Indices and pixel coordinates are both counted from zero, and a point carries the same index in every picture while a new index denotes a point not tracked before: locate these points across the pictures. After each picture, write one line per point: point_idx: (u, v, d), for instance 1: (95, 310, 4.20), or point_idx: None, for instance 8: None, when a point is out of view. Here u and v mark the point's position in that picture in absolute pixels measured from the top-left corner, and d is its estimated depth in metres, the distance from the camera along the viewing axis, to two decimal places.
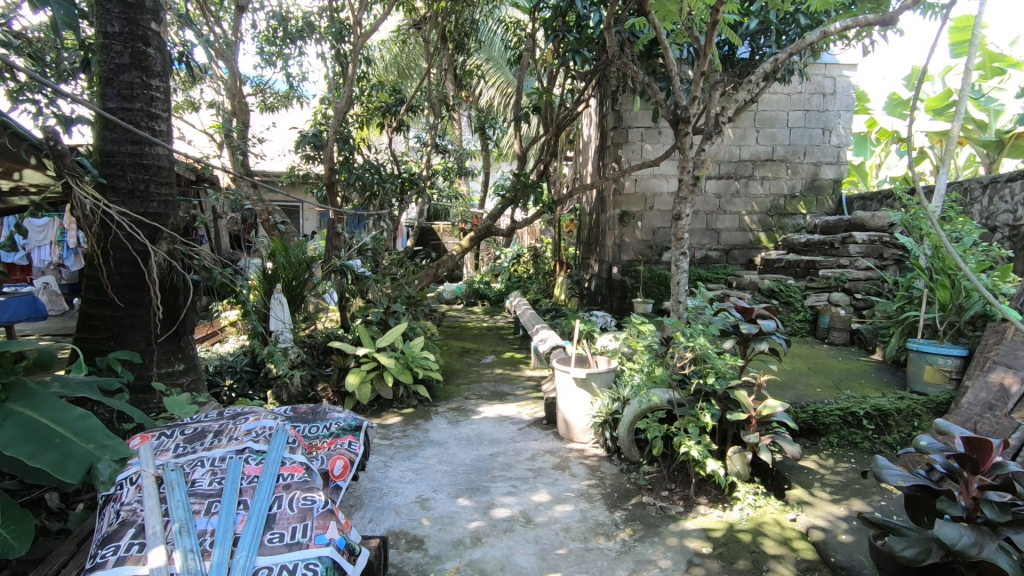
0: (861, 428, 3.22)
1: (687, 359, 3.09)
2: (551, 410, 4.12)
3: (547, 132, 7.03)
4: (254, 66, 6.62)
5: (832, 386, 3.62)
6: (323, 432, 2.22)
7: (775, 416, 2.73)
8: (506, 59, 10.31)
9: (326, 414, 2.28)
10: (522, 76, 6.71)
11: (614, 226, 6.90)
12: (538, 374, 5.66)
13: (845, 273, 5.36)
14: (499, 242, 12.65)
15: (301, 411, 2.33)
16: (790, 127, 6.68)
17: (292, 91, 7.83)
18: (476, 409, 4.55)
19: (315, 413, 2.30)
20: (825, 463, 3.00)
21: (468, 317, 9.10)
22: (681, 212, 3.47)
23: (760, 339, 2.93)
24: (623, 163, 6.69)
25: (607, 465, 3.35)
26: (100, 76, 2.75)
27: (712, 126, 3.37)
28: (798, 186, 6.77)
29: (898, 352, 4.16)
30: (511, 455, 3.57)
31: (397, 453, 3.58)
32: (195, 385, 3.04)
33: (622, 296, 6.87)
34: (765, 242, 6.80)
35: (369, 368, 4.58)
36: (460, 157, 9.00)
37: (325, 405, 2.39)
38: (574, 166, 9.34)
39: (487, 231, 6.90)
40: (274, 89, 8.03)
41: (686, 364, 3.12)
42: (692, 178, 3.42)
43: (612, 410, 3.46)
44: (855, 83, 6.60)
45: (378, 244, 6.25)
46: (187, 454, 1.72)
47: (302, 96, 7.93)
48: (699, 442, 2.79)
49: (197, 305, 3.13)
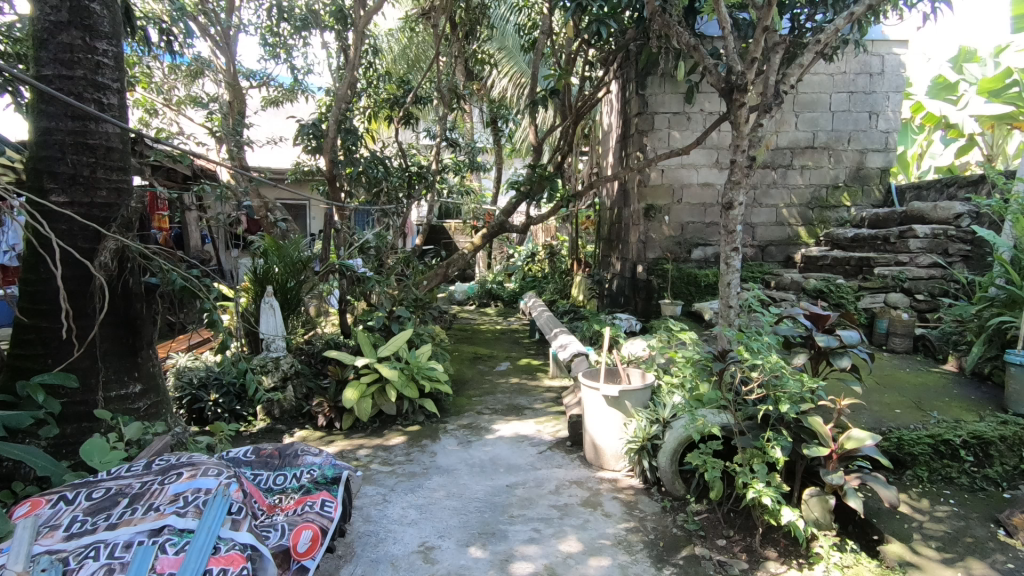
0: (956, 460, 2.65)
1: (753, 383, 2.51)
2: (577, 430, 3.60)
3: (565, 121, 6.50)
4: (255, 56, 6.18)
5: (914, 405, 3.06)
6: (292, 482, 2.13)
7: (862, 451, 2.20)
8: (520, 48, 9.82)
9: (297, 459, 2.22)
10: (537, 65, 6.15)
11: (638, 221, 6.34)
12: (558, 384, 5.13)
13: (904, 270, 4.75)
14: (512, 239, 12.16)
15: (265, 455, 2.25)
16: (832, 111, 6.08)
17: (295, 84, 7.41)
18: (491, 427, 4.03)
19: (282, 458, 2.23)
20: (919, 505, 2.44)
21: (480, 319, 8.57)
22: (733, 199, 2.91)
23: (841, 354, 2.40)
24: (649, 152, 6.13)
25: (646, 502, 2.84)
26: (33, 36, 2.26)
27: (775, 95, 2.79)
28: (842, 175, 6.15)
29: (979, 363, 3.60)
30: (531, 487, 3.04)
31: (399, 484, 3.08)
32: (155, 410, 2.52)
33: (648, 298, 6.34)
34: (805, 238, 6.20)
35: (369, 381, 4.07)
36: (471, 153, 8.50)
37: (295, 445, 2.32)
38: (593, 160, 8.77)
39: (500, 228, 6.43)
40: (277, 82, 7.59)
41: (752, 387, 2.54)
42: (747, 159, 2.86)
43: (650, 435, 2.97)
44: (905, 61, 5.99)
45: (382, 242, 5.75)
46: (82, 535, 1.39)
47: (306, 89, 7.51)
48: (769, 482, 2.24)
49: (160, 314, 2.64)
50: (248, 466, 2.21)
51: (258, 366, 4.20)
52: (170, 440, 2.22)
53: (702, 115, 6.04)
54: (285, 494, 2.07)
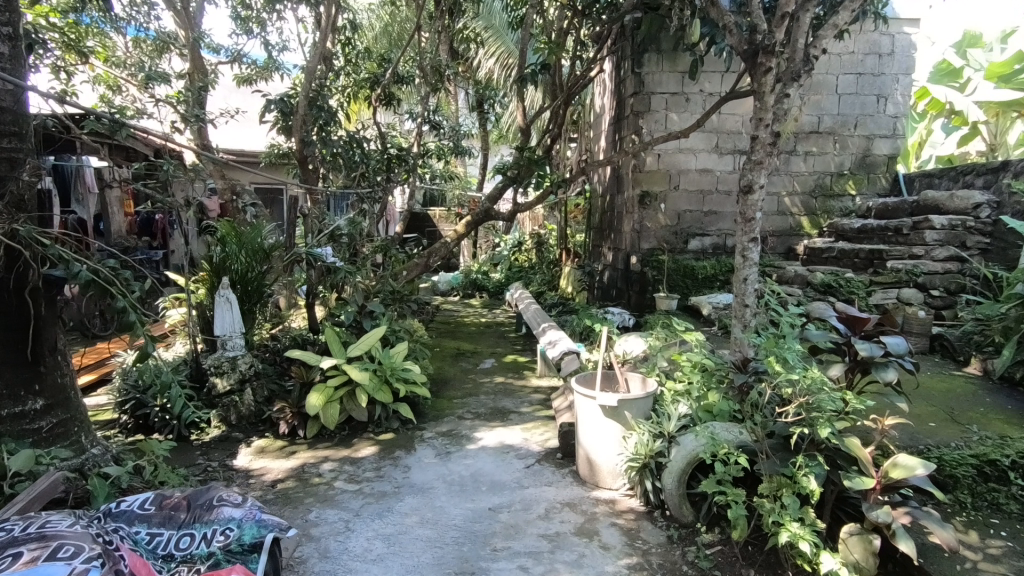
0: (1004, 483, 2.29)
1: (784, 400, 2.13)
2: (568, 441, 3.23)
3: (554, 101, 6.06)
4: (228, 33, 5.69)
5: (950, 419, 2.72)
6: (203, 544, 1.81)
7: (910, 482, 1.85)
8: (508, 26, 9.31)
9: (213, 513, 1.88)
10: (525, 41, 5.68)
11: (632, 209, 5.95)
12: (546, 384, 4.75)
13: (920, 265, 4.40)
14: (498, 227, 11.73)
15: (168, 507, 1.89)
16: (839, 94, 5.72)
17: (272, 64, 6.88)
18: (472, 435, 3.64)
19: (193, 508, 1.90)
20: (967, 538, 2.07)
21: (464, 311, 8.17)
22: (753, 181, 2.53)
23: (886, 365, 2.02)
24: (645, 135, 5.73)
25: (650, 530, 2.47)
26: None
27: (805, 59, 2.39)
28: (847, 162, 5.82)
29: (1010, 367, 3.28)
30: (518, 510, 2.66)
31: (365, 508, 2.68)
32: (61, 430, 2.14)
33: (642, 290, 5.98)
34: (808, 228, 5.85)
35: (337, 385, 3.65)
36: (456, 137, 8.03)
37: (208, 491, 1.96)
38: (583, 146, 8.36)
39: (486, 215, 6.03)
40: (252, 60, 7.04)
41: (785, 407, 2.15)
42: (771, 136, 2.46)
43: (654, 451, 2.60)
44: (917, 42, 5.64)
45: (356, 230, 5.29)
46: None
47: (284, 70, 6.99)
48: (803, 519, 1.89)
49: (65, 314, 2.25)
50: (149, 521, 1.87)
51: (212, 366, 3.76)
52: (62, 476, 1.84)
53: (701, 96, 5.65)
54: (189, 562, 1.75)
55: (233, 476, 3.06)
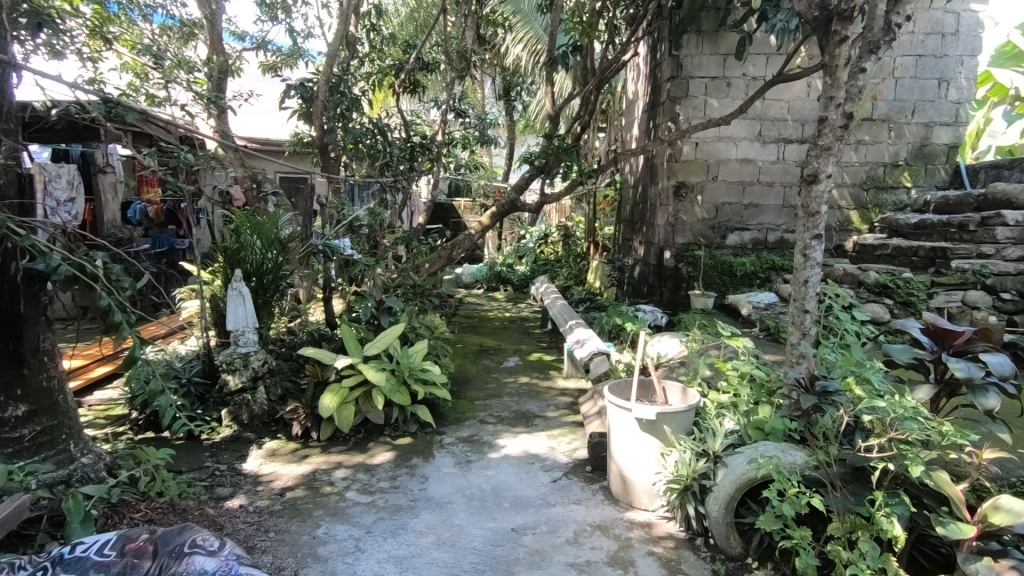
0: None
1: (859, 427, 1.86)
2: (599, 453, 2.97)
3: (585, 86, 5.73)
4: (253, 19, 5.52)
5: None
6: None
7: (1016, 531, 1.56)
8: (537, 10, 8.96)
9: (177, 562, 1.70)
10: (556, 23, 5.34)
11: (666, 201, 5.62)
12: (573, 386, 4.48)
13: (988, 264, 3.99)
14: (523, 219, 11.46)
15: (131, 554, 1.74)
16: (895, 78, 5.28)
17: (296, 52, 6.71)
18: (495, 441, 3.40)
19: (154, 553, 1.73)
20: None
21: (487, 305, 7.95)
22: (819, 170, 2.21)
23: (986, 392, 1.70)
24: (682, 122, 5.37)
25: (693, 562, 2.21)
26: None
27: (886, 28, 2.07)
28: (902, 152, 5.38)
29: None
30: (544, 533, 2.41)
31: (378, 524, 2.47)
32: (46, 438, 2.17)
33: (675, 287, 5.66)
34: (857, 223, 5.45)
35: (352, 385, 3.45)
36: (482, 126, 7.78)
37: (179, 535, 1.79)
38: (613, 136, 8.01)
39: (511, 207, 5.77)
40: (276, 48, 6.85)
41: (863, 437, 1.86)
42: (842, 117, 2.14)
43: (698, 472, 2.32)
44: (985, 20, 5.15)
45: (376, 221, 5.08)
46: None
47: (309, 59, 6.81)
48: (883, 570, 1.61)
49: (51, 317, 2.25)
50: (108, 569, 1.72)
51: (223, 362, 3.58)
52: (27, 500, 1.82)
53: (744, 80, 5.27)
54: None
55: (240, 482, 2.87)
